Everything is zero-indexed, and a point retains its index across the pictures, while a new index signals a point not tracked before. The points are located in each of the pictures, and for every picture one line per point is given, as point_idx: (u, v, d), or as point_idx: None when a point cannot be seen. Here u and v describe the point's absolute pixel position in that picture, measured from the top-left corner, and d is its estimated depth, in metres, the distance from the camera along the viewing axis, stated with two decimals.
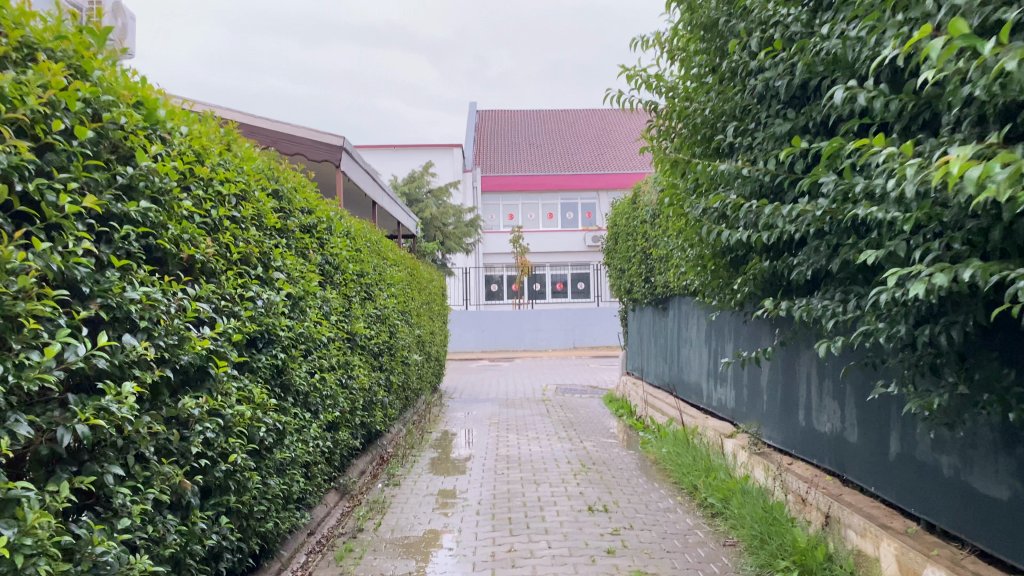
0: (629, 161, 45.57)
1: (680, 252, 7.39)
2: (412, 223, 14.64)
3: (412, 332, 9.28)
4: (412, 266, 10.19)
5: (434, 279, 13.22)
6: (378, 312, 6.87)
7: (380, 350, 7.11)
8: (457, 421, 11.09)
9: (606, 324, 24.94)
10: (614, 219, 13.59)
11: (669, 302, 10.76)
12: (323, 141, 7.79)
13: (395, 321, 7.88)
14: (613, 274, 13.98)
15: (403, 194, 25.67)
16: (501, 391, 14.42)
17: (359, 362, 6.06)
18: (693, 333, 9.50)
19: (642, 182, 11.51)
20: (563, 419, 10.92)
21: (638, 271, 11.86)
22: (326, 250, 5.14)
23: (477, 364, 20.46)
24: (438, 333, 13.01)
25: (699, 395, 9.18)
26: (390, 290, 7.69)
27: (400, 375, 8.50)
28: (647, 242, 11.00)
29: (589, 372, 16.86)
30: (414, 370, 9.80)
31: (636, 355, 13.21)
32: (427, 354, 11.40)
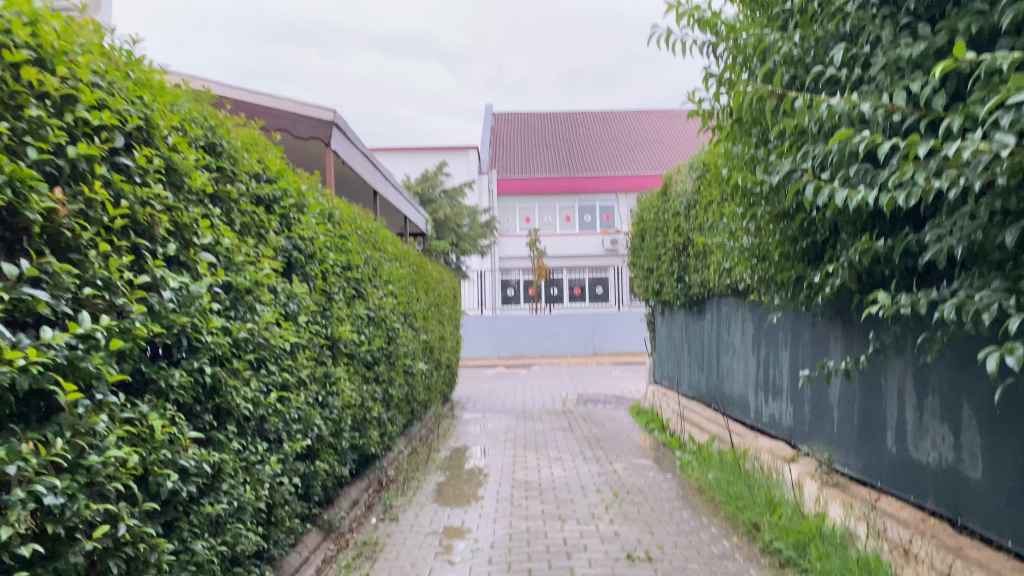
0: (649, 162, 44.33)
1: (732, 241, 6.22)
2: (422, 220, 13.47)
3: (417, 337, 8.16)
4: (418, 263, 9.06)
5: (445, 279, 12.07)
6: (372, 313, 5.76)
7: (374, 359, 5.98)
8: (469, 435, 9.94)
9: (627, 329, 23.72)
10: (642, 214, 12.40)
11: (706, 304, 9.59)
12: (310, 114, 6.62)
13: (395, 324, 6.75)
14: (641, 275, 12.78)
15: (416, 194, 24.61)
16: (519, 402, 13.26)
17: (343, 373, 4.94)
18: (738, 339, 8.33)
19: (675, 171, 10.35)
20: (588, 434, 9.74)
21: (670, 270, 10.67)
22: (297, 231, 4.02)
23: (492, 372, 19.34)
24: (449, 338, 11.89)
25: (746, 409, 8.00)
26: (389, 287, 6.57)
27: (402, 387, 7.39)
28: (681, 237, 9.81)
29: (612, 382, 15.67)
30: (420, 379, 8.68)
31: (666, 362, 12.03)
32: (436, 361, 10.30)
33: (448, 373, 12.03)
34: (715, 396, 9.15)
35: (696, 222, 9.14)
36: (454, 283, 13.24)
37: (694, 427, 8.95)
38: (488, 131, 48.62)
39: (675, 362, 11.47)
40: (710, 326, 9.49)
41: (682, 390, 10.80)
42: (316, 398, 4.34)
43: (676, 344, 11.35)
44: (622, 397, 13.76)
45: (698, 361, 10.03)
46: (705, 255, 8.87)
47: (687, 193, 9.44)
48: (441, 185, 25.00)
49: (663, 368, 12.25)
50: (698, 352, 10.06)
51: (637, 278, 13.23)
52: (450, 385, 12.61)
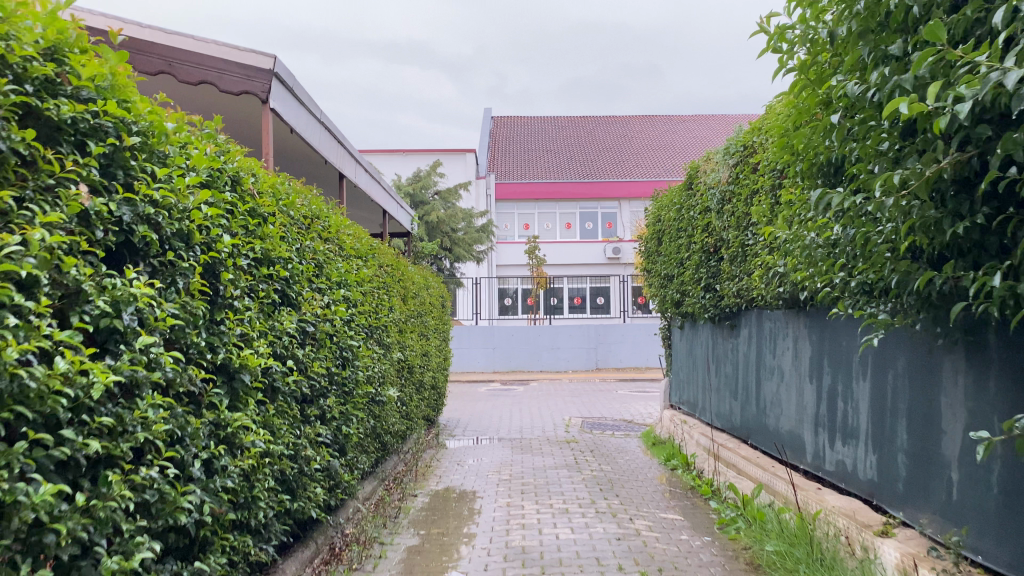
0: (653, 169, 42.86)
1: (809, 236, 4.62)
2: (406, 219, 11.79)
3: (389, 356, 6.53)
4: (395, 264, 7.43)
5: (432, 286, 10.44)
6: (313, 327, 4.15)
7: (311, 389, 4.34)
8: (456, 471, 8.31)
9: (632, 343, 22.13)
10: (659, 213, 10.82)
11: (741, 316, 8.02)
12: (238, 61, 4.99)
13: (354, 339, 5.12)
14: (655, 283, 11.19)
15: (407, 195, 22.99)
16: (515, 426, 11.62)
17: (251, 418, 3.32)
18: (789, 361, 6.75)
19: (702, 160, 8.78)
20: (599, 472, 8.11)
21: (693, 277, 9.08)
22: (146, 193, 2.41)
23: (486, 389, 17.70)
24: (436, 353, 10.27)
25: (801, 449, 6.40)
26: (346, 293, 4.96)
27: (365, 420, 5.76)
28: (711, 237, 8.22)
29: (619, 403, 14.04)
30: (392, 406, 7.04)
31: (687, 385, 10.43)
32: (417, 382, 8.68)
33: (432, 393, 10.39)
34: (754, 429, 7.55)
35: (734, 218, 7.54)
36: (443, 290, 11.62)
37: (730, 468, 7.33)
38: (486, 135, 47.10)
39: (697, 385, 9.88)
40: (747, 344, 7.91)
41: (708, 419, 9.21)
42: (187, 466, 2.73)
43: (700, 365, 9.76)
44: (632, 423, 12.13)
45: (730, 386, 8.44)
46: (746, 258, 7.27)
47: (721, 184, 7.86)
48: (434, 186, 23.39)
49: (682, 392, 10.67)
50: (729, 375, 8.49)
51: (650, 288, 11.65)
52: (435, 406, 10.96)
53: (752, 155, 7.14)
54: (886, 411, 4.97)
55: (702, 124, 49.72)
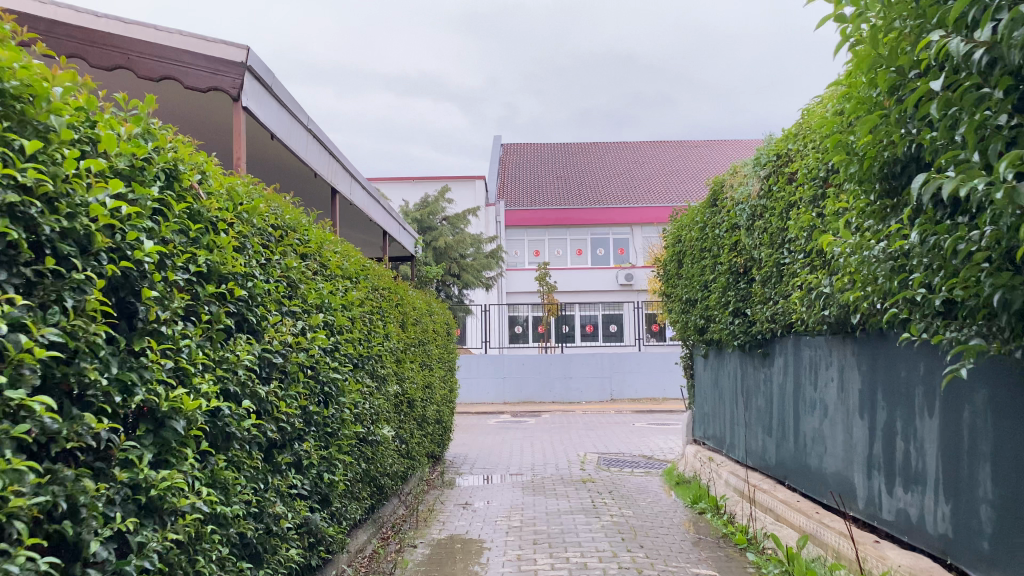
0: (665, 195, 42.27)
1: (873, 246, 3.95)
2: (413, 244, 11.31)
3: (384, 391, 5.83)
4: (394, 288, 6.76)
5: (437, 314, 9.76)
6: (281, 358, 3.46)
7: (280, 433, 3.63)
8: (462, 514, 7.58)
9: (647, 372, 21.31)
10: (680, 234, 10.15)
11: (775, 344, 7.31)
12: (208, 52, 4.62)
13: (337, 372, 4.42)
14: (676, 308, 10.48)
15: (414, 220, 22.39)
16: (526, 463, 10.85)
17: (187, 474, 2.61)
18: (833, 393, 6.02)
19: (729, 175, 8.13)
20: (620, 518, 7.33)
21: (718, 301, 8.37)
22: (5, 175, 1.77)
23: (496, 421, 16.92)
24: (441, 385, 9.56)
25: (848, 493, 5.64)
26: (326, 318, 4.28)
27: (354, 464, 5.05)
28: (741, 257, 7.53)
29: (636, 437, 13.24)
30: (389, 446, 6.33)
31: (713, 418, 9.67)
32: (418, 418, 7.97)
33: (437, 429, 9.67)
34: (792, 469, 6.79)
35: (768, 234, 6.86)
36: (450, 318, 10.94)
37: (767, 514, 6.55)
38: (496, 161, 46.70)
39: (725, 419, 9.12)
40: (782, 374, 7.18)
41: (738, 457, 8.43)
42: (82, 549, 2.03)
43: (728, 397, 9.02)
44: (652, 459, 11.34)
45: (762, 420, 7.69)
46: (783, 277, 6.58)
47: (752, 198, 7.20)
48: (442, 211, 22.79)
49: (708, 426, 9.90)
50: (761, 408, 7.74)
51: (670, 314, 10.94)
52: (441, 443, 10.22)
53: (787, 164, 6.48)
54: (957, 452, 4.24)
55: (714, 150, 49.17)
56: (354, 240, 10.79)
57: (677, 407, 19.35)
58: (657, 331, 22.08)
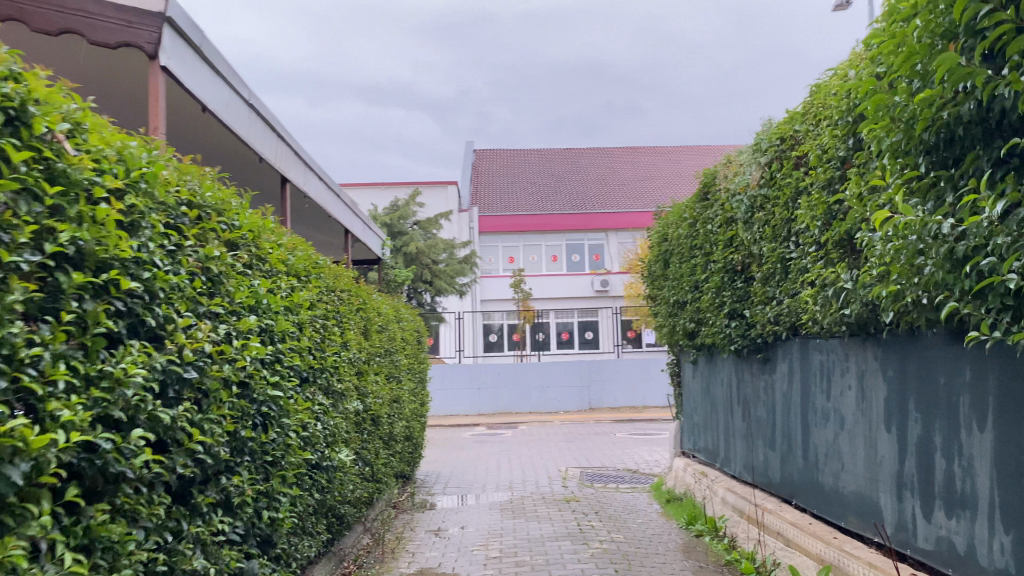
0: (640, 200, 41.82)
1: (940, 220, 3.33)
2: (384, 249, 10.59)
3: (341, 408, 5.06)
4: (355, 290, 5.99)
5: (406, 321, 8.97)
6: (197, 371, 2.69)
7: (197, 468, 2.86)
8: (434, 542, 6.82)
9: (627, 380, 20.67)
10: (666, 233, 9.48)
11: (777, 349, 6.66)
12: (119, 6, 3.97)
13: (278, 388, 3.65)
14: (662, 312, 9.80)
15: (384, 225, 21.53)
16: (504, 480, 10.09)
17: (36, 540, 1.85)
18: (849, 402, 5.37)
19: (722, 165, 7.47)
20: (610, 543, 6.60)
21: (710, 303, 7.71)
22: None
23: (471, 434, 16.11)
24: (410, 397, 8.77)
25: (872, 517, 4.99)
26: (262, 323, 3.51)
27: (305, 496, 4.28)
28: (738, 253, 6.87)
29: (620, 449, 12.54)
30: (350, 470, 5.55)
31: (704, 429, 9.01)
32: (384, 435, 7.18)
33: (407, 445, 8.87)
34: (801, 487, 6.14)
35: (771, 228, 6.21)
36: (421, 324, 10.15)
37: (776, 538, 5.87)
38: (469, 167, 45.97)
39: (718, 431, 8.46)
40: (785, 383, 6.53)
41: (735, 472, 7.77)
42: None
43: (721, 408, 8.36)
44: (638, 474, 10.63)
45: (763, 433, 7.04)
46: (789, 274, 5.92)
47: (751, 188, 6.54)
48: (413, 216, 21.95)
49: (699, 439, 9.23)
50: (761, 420, 7.09)
51: (655, 319, 10.26)
52: (411, 460, 9.42)
53: (793, 148, 5.83)
54: (1018, 472, 3.59)
55: (688, 155, 48.89)
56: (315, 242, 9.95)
57: (659, 416, 18.70)
58: (633, 338, 21.28)
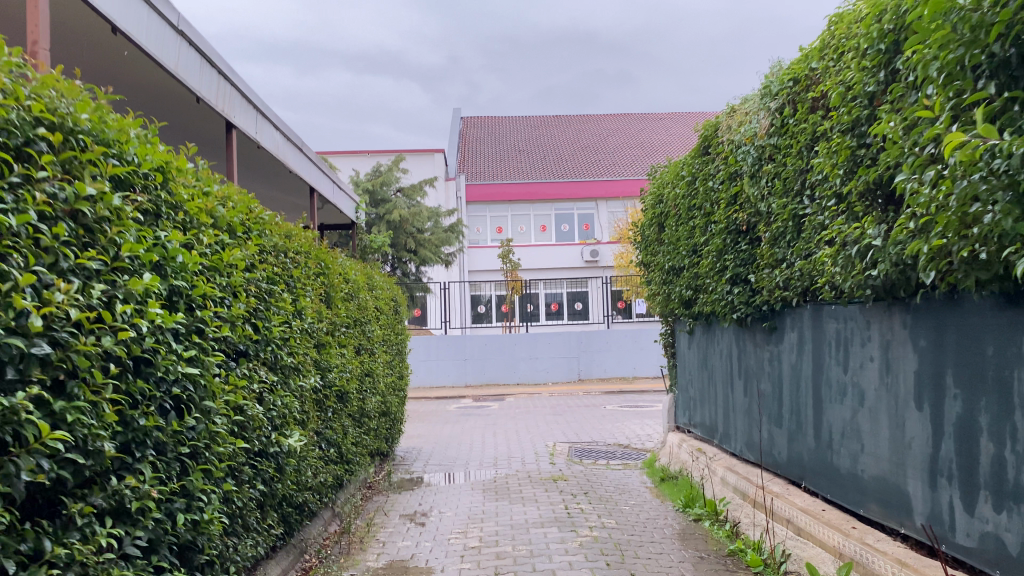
0: (630, 168, 41.05)
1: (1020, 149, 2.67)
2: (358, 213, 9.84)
3: (292, 386, 4.40)
4: (313, 253, 5.30)
5: (380, 289, 8.30)
6: (50, 346, 2.03)
7: (58, 474, 2.18)
8: (407, 528, 6.22)
9: (617, 351, 20.11)
10: (662, 193, 8.81)
11: (784, 317, 6.05)
12: None
13: (193, 365, 2.98)
14: (655, 279, 9.17)
15: (366, 191, 20.68)
16: (488, 456, 9.48)
17: None
18: (870, 376, 4.76)
19: (726, 116, 6.79)
20: (600, 529, 6.02)
21: (709, 267, 7.07)
22: None
23: (456, 407, 15.53)
24: (385, 371, 8.13)
25: (897, 506, 4.41)
26: (169, 285, 2.83)
27: (242, 489, 3.64)
28: (744, 212, 6.22)
29: (610, 423, 11.98)
30: (307, 454, 4.90)
31: (700, 403, 8.43)
32: (353, 414, 6.53)
33: (383, 420, 8.25)
34: (812, 469, 5.55)
35: (783, 181, 5.55)
36: (398, 293, 9.47)
37: (786, 526, 5.29)
38: (456, 134, 44.93)
39: (716, 405, 7.88)
40: (794, 353, 5.93)
41: (735, 450, 7.20)
42: None
43: (719, 380, 7.77)
44: (629, 449, 10.05)
45: (767, 409, 6.45)
46: (803, 233, 5.27)
47: (759, 138, 5.87)
48: (396, 182, 21.09)
49: (694, 413, 8.65)
50: (764, 394, 6.50)
51: (648, 287, 9.63)
52: (388, 436, 8.79)
53: (809, 89, 5.16)
54: None
55: (678, 122, 48.03)
56: (277, 204, 9.22)
57: (651, 387, 18.18)
58: (623, 309, 20.57)
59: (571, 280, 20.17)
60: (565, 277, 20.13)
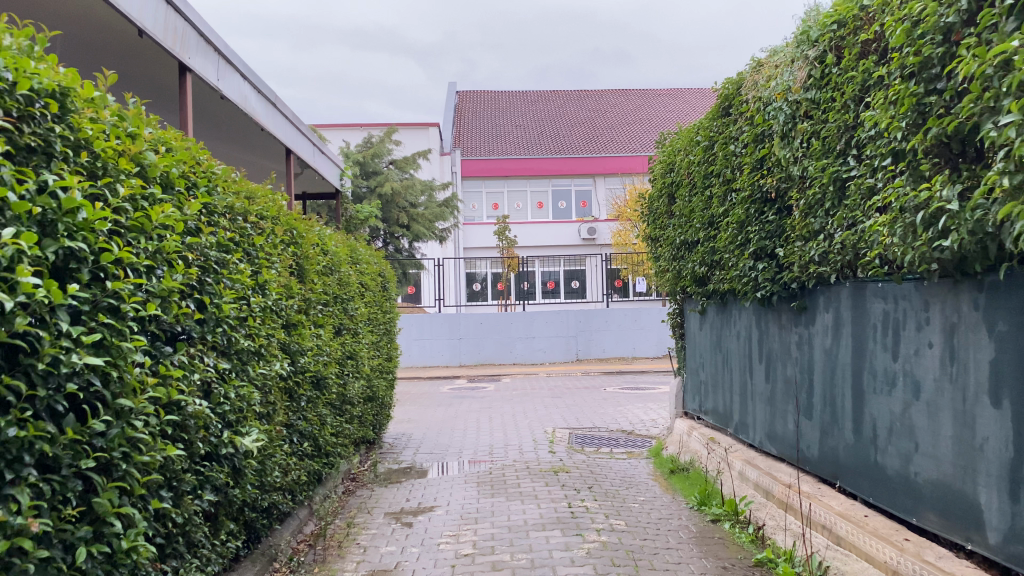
0: (629, 143, 40.21)
1: None
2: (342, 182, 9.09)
3: (251, 373, 3.70)
4: (281, 219, 4.60)
5: (366, 262, 7.58)
6: None
7: None
8: (392, 529, 5.57)
9: (616, 331, 19.48)
10: (673, 160, 8.10)
11: (817, 295, 5.36)
12: None
13: (101, 354, 2.30)
14: (664, 255, 8.47)
15: (357, 163, 19.81)
16: (483, 443, 8.83)
17: None
18: (927, 364, 4.10)
19: (751, 70, 6.06)
20: (609, 531, 5.37)
21: (728, 241, 6.38)
22: None
23: (450, 388, 14.89)
24: (371, 352, 7.44)
25: (963, 518, 3.77)
26: (59, 249, 2.15)
27: (180, 504, 2.97)
28: (772, 177, 5.52)
29: (611, 407, 11.34)
30: (273, 452, 4.22)
31: (713, 389, 7.78)
32: (331, 401, 5.84)
33: (368, 407, 7.57)
34: (849, 467, 4.91)
35: (822, 141, 4.86)
36: (386, 267, 8.75)
37: (824, 535, 4.65)
38: (451, 108, 43.91)
39: (731, 392, 7.23)
40: (828, 336, 5.26)
41: (755, 441, 6.56)
42: None
43: (736, 365, 7.11)
44: (633, 436, 9.41)
45: (793, 397, 5.79)
46: (847, 199, 4.59)
47: (793, 92, 5.16)
48: (388, 154, 20.22)
49: (705, 399, 8.00)
50: (790, 381, 5.84)
51: (656, 264, 8.95)
52: (374, 423, 8.12)
53: (858, 32, 4.44)
54: None
55: (677, 98, 47.10)
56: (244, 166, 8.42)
57: (651, 368, 17.58)
58: (619, 288, 19.70)
59: (568, 259, 19.37)
60: (563, 256, 19.27)
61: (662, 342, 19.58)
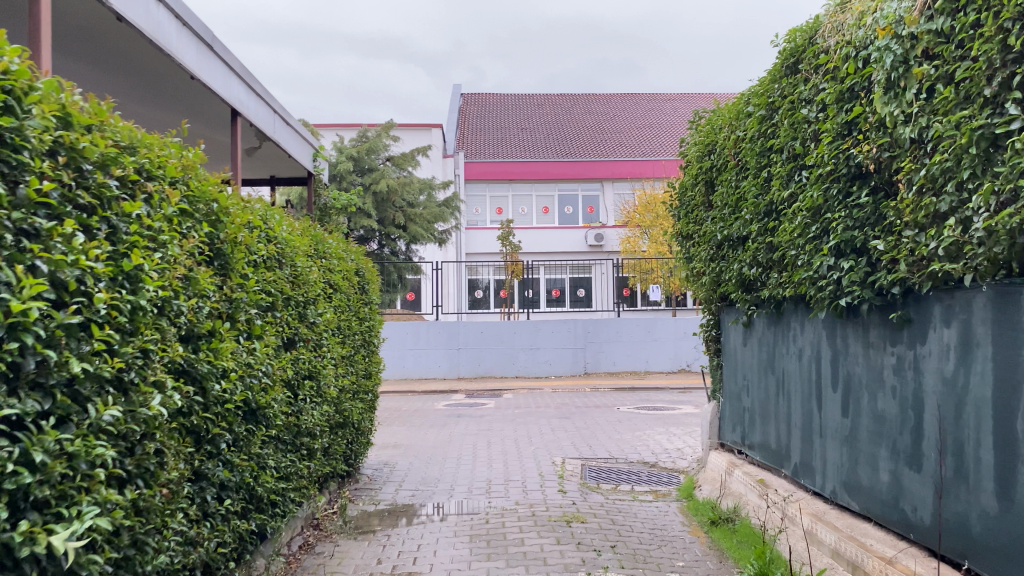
0: (638, 148, 38.80)
1: None
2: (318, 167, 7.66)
3: (96, 419, 2.31)
4: (184, 185, 3.21)
5: (337, 256, 6.15)
6: None
7: None
8: None
9: (627, 342, 18.03)
10: (716, 139, 6.69)
11: (932, 304, 3.95)
12: None
13: None
14: (699, 255, 7.06)
15: (351, 158, 18.29)
16: (480, 478, 7.42)
17: None
18: None
19: (832, 10, 4.67)
20: None
21: (796, 234, 4.97)
22: None
23: (445, 405, 13.45)
24: (342, 369, 6.02)
25: None
26: None
27: None
28: (869, 146, 4.12)
29: (627, 431, 9.89)
30: (159, 529, 2.83)
31: (761, 417, 6.36)
32: (276, 435, 4.44)
33: (336, 436, 6.16)
34: (987, 547, 3.49)
35: (959, 87, 3.46)
36: (368, 266, 7.33)
37: None
38: (455, 110, 42.57)
39: (787, 423, 5.82)
40: (948, 360, 3.84)
41: (826, 489, 5.14)
42: None
43: (795, 389, 5.70)
44: (658, 470, 7.98)
45: (886, 439, 4.38)
46: (1002, 165, 3.19)
47: (907, 23, 3.75)
48: (385, 149, 18.70)
49: (750, 429, 6.59)
50: (882, 416, 4.43)
51: (689, 266, 7.54)
52: (346, 453, 6.72)
53: None
54: None
55: (689, 102, 45.69)
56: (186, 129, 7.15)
57: (665, 385, 16.12)
58: (626, 296, 18.05)
59: (576, 264, 17.72)
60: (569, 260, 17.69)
61: (678, 356, 18.09)
